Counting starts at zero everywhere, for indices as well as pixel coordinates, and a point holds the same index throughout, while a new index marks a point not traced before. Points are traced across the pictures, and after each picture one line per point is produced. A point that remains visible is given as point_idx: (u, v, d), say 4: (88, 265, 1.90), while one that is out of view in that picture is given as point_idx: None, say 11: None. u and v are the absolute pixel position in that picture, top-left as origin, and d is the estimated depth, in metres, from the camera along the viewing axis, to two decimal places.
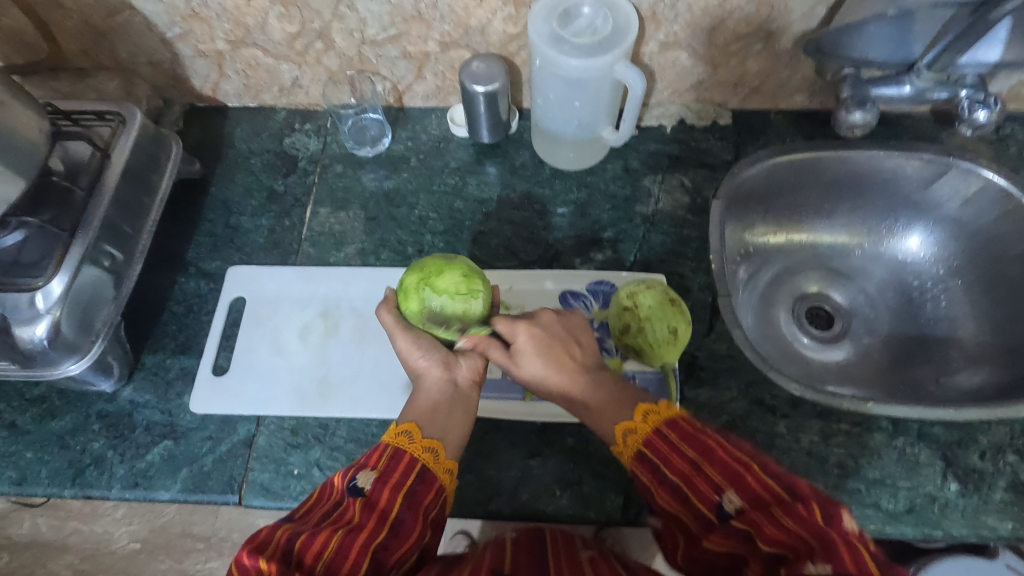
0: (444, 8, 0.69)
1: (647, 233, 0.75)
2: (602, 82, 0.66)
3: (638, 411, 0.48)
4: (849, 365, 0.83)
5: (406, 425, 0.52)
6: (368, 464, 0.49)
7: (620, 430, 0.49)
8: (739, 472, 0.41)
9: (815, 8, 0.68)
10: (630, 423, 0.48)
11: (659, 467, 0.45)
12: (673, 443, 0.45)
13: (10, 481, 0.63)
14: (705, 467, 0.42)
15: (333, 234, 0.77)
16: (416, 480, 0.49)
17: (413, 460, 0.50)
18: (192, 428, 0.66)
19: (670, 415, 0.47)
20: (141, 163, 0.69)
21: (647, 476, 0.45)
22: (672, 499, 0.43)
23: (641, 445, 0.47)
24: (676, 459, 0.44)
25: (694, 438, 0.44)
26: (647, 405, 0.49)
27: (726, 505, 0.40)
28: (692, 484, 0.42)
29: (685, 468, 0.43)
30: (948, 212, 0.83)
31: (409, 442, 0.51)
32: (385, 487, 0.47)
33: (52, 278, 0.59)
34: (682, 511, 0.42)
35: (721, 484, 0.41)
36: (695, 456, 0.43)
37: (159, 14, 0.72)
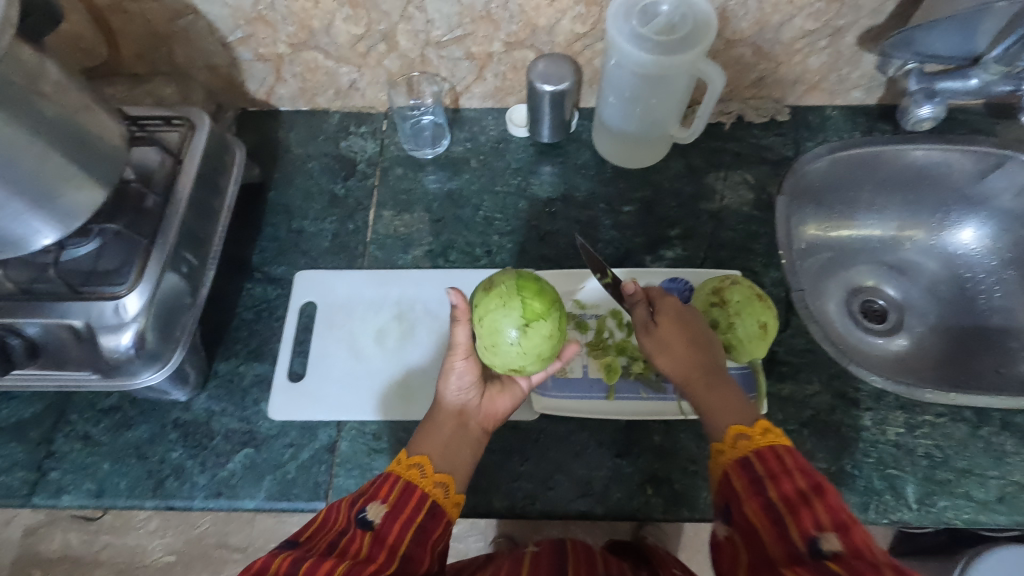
0: (514, 8, 0.69)
1: (715, 229, 0.75)
2: (680, 79, 0.67)
3: (758, 424, 0.48)
4: (907, 357, 0.84)
5: (418, 458, 0.53)
6: (379, 497, 0.49)
7: (733, 432, 0.49)
8: (846, 521, 0.39)
9: (885, 3, 0.69)
10: (745, 429, 0.49)
11: (765, 483, 0.44)
12: (788, 468, 0.44)
13: (89, 494, 0.62)
14: (815, 501, 0.41)
15: (398, 237, 0.76)
16: (427, 517, 0.49)
17: (424, 496, 0.50)
18: (273, 435, 0.65)
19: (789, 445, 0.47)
20: (211, 168, 0.68)
21: (744, 484, 0.45)
22: (761, 514, 0.43)
23: (750, 453, 0.47)
24: (785, 484, 0.43)
25: (808, 472, 0.44)
26: (767, 422, 0.49)
27: (821, 542, 0.39)
28: (794, 510, 0.41)
29: (791, 494, 0.42)
30: (1002, 205, 0.83)
31: (420, 477, 0.51)
32: (396, 522, 0.47)
33: (132, 289, 0.57)
34: (768, 529, 0.42)
35: (823, 523, 0.40)
36: (807, 487, 0.42)
37: (224, 18, 0.71)
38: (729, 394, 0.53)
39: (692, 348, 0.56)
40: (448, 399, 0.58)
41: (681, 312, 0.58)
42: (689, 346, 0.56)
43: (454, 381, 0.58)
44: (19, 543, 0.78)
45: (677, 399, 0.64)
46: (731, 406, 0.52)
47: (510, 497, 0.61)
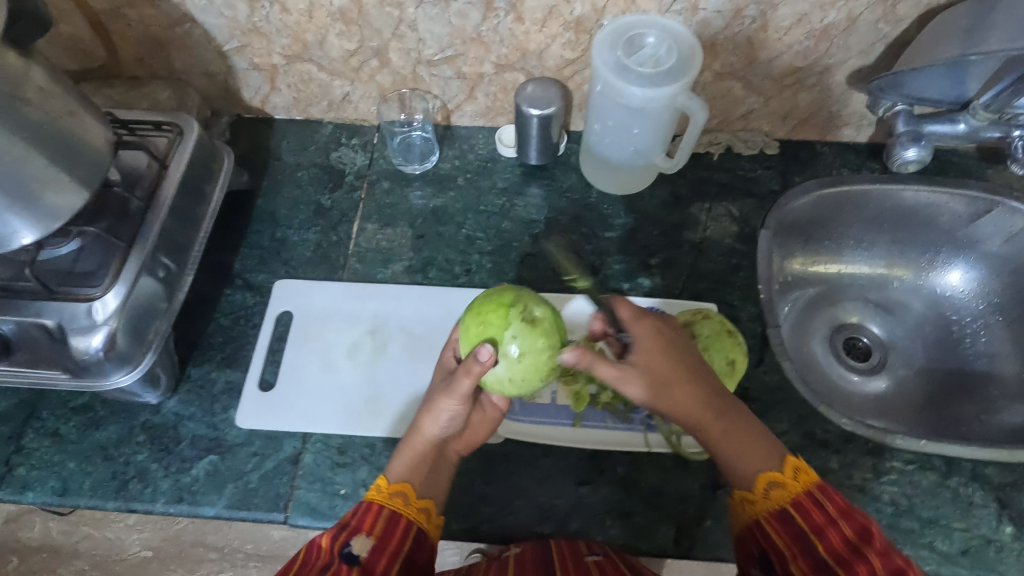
0: (505, 32, 0.70)
1: (695, 260, 0.75)
2: (664, 111, 0.67)
3: (790, 465, 0.49)
4: (887, 398, 0.82)
5: (399, 485, 0.52)
6: (363, 529, 0.48)
7: (764, 480, 0.48)
8: (900, 565, 0.40)
9: (875, 45, 0.69)
10: (778, 475, 0.48)
11: (807, 535, 0.44)
12: (831, 516, 0.45)
13: (53, 492, 0.63)
14: (864, 550, 0.42)
15: (380, 251, 0.77)
16: (412, 546, 0.49)
17: (409, 525, 0.50)
18: (239, 444, 0.65)
19: (819, 485, 0.47)
20: (196, 174, 0.69)
21: (786, 537, 0.45)
22: (811, 571, 0.43)
23: (787, 503, 0.47)
24: (831, 534, 0.44)
25: (849, 515, 0.44)
26: (795, 460, 0.49)
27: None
28: (846, 563, 0.42)
29: (841, 546, 0.43)
30: (990, 250, 0.82)
31: (404, 506, 0.51)
32: (382, 556, 0.47)
33: (109, 290, 0.58)
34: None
35: (879, 571, 0.40)
36: (854, 533, 0.43)
37: (220, 28, 0.72)
38: (752, 430, 0.52)
39: (694, 384, 0.52)
40: (430, 433, 0.55)
41: (661, 333, 0.54)
42: (691, 385, 0.52)
43: (438, 420, 0.54)
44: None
45: (643, 431, 0.65)
46: (755, 448, 0.50)
47: (468, 520, 0.61)
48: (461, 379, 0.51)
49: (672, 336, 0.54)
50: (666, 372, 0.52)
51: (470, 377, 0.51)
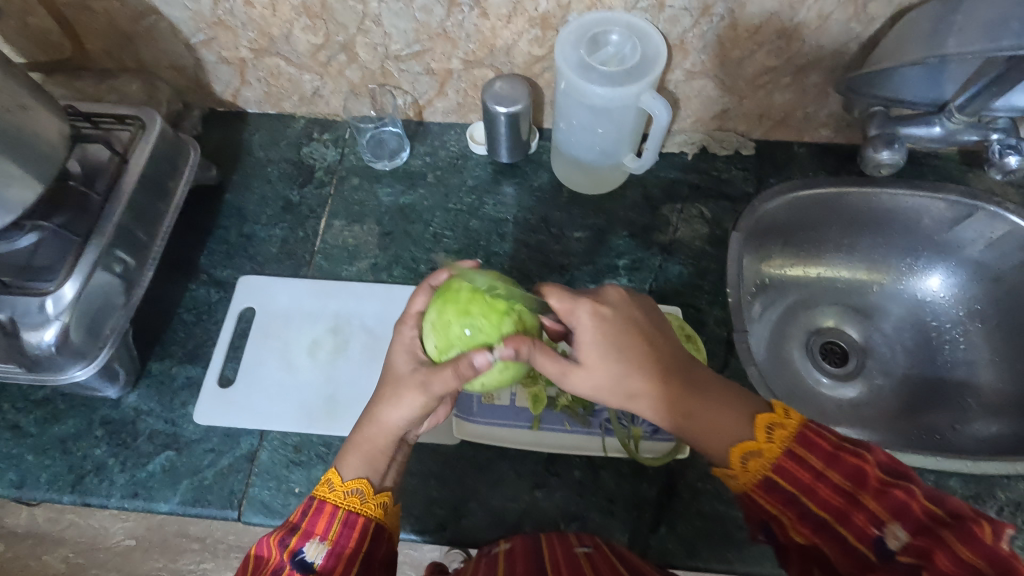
0: (470, 28, 0.69)
1: (664, 262, 0.74)
2: (627, 111, 0.66)
3: (761, 426, 0.44)
4: (862, 405, 0.79)
5: (356, 482, 0.50)
6: (317, 535, 0.47)
7: (736, 455, 0.44)
8: (901, 503, 0.37)
9: (848, 45, 0.67)
10: (750, 445, 0.44)
11: (799, 498, 0.41)
12: (816, 469, 0.41)
13: (10, 485, 0.63)
14: (861, 496, 0.39)
15: (346, 248, 0.76)
16: (372, 540, 0.49)
17: (367, 523, 0.49)
18: (196, 440, 0.65)
19: (796, 431, 0.43)
20: (159, 169, 0.69)
21: (778, 505, 0.42)
22: (814, 534, 0.40)
23: (766, 472, 0.43)
24: (822, 489, 0.40)
25: (838, 459, 0.40)
26: (765, 418, 0.44)
27: (888, 541, 0.37)
28: (846, 518, 0.39)
29: (836, 499, 0.39)
30: (971, 255, 0.79)
31: (360, 504, 0.49)
32: (338, 558, 0.46)
33: (64, 282, 0.58)
34: (827, 544, 0.40)
35: (883, 517, 0.37)
36: (847, 484, 0.39)
37: (185, 21, 0.71)
38: (717, 395, 0.48)
39: (641, 367, 0.48)
40: (393, 426, 0.50)
41: (601, 317, 0.49)
42: (639, 371, 0.48)
43: (403, 411, 0.50)
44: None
45: (601, 434, 0.64)
46: (721, 420, 0.46)
47: (421, 522, 0.60)
48: (445, 375, 0.48)
49: (613, 320, 0.49)
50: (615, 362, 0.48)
51: (458, 376, 0.48)
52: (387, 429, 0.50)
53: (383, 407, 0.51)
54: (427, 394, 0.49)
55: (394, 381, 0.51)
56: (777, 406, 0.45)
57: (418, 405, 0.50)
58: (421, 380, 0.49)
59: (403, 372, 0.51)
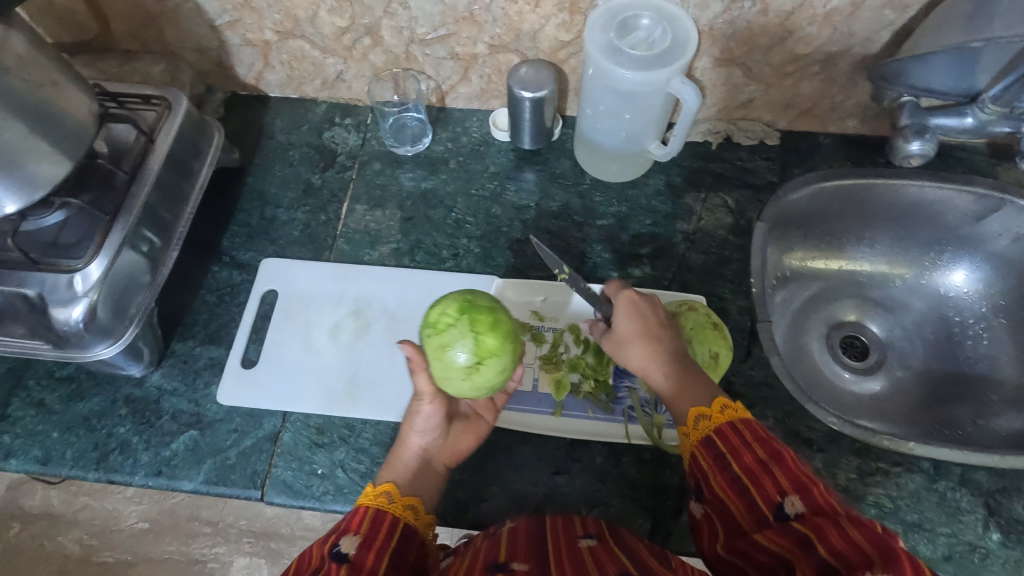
0: (497, 11, 0.68)
1: (686, 251, 0.74)
2: (655, 96, 0.66)
3: (716, 401, 0.48)
4: (882, 399, 0.79)
5: (384, 485, 0.51)
6: (350, 530, 0.46)
7: (694, 414, 0.48)
8: (807, 484, 0.39)
9: (879, 33, 0.67)
10: (706, 409, 0.48)
11: (725, 456, 0.43)
12: (747, 439, 0.43)
13: (36, 461, 0.63)
14: (774, 468, 0.40)
15: (368, 232, 0.76)
16: (401, 540, 0.47)
17: (396, 521, 0.48)
18: (219, 420, 0.65)
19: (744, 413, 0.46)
20: (184, 149, 0.69)
21: (709, 461, 0.45)
22: (727, 488, 0.42)
23: (712, 432, 0.46)
24: (746, 455, 0.42)
25: (767, 441, 0.43)
26: (726, 399, 0.48)
27: (786, 507, 0.38)
28: (757, 480, 0.40)
29: (753, 463, 0.42)
30: (997, 249, 0.78)
31: (388, 502, 0.49)
32: (370, 551, 0.44)
33: (91, 261, 0.58)
34: (736, 501, 0.41)
35: (785, 488, 0.39)
36: (766, 454, 0.42)
37: (211, 1, 0.71)
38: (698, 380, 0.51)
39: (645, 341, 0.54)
40: (414, 440, 0.55)
41: (632, 303, 0.56)
42: (639, 341, 0.54)
43: (418, 424, 0.55)
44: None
45: (624, 421, 0.64)
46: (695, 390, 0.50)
47: (443, 506, 0.60)
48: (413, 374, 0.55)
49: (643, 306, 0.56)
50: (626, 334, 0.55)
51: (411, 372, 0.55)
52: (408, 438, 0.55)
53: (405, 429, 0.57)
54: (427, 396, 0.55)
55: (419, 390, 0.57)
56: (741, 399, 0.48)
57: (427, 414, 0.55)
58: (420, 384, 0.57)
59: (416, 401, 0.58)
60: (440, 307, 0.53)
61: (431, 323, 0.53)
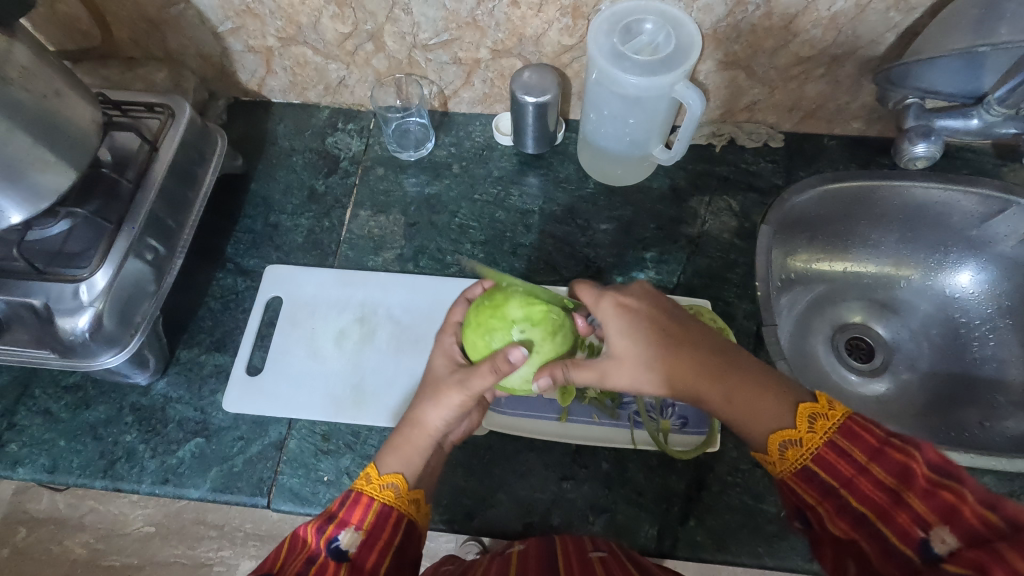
0: (500, 16, 0.68)
1: (691, 255, 0.74)
2: (659, 100, 0.66)
3: (801, 416, 0.42)
4: (889, 401, 0.78)
5: (392, 475, 0.49)
6: (352, 523, 0.45)
7: (777, 441, 0.42)
8: (949, 504, 0.33)
9: (884, 35, 0.66)
10: (792, 433, 0.42)
11: (837, 490, 0.38)
12: (858, 462, 0.38)
13: (43, 469, 0.63)
14: (905, 496, 0.35)
15: (372, 238, 0.76)
16: (403, 538, 0.47)
17: (400, 520, 0.47)
18: (224, 427, 0.66)
19: (842, 423, 0.40)
20: (188, 157, 0.69)
21: (817, 497, 0.39)
22: (852, 530, 0.37)
23: (810, 461, 0.40)
24: (864, 483, 0.37)
25: (882, 454, 0.37)
26: (808, 407, 0.42)
27: (934, 545, 0.33)
28: (887, 515, 0.35)
29: (877, 495, 0.36)
30: (1004, 251, 0.77)
31: (395, 497, 0.48)
32: (372, 550, 0.44)
33: (96, 270, 0.58)
34: (866, 542, 0.36)
35: (926, 518, 0.34)
36: (888, 479, 0.36)
37: (213, 8, 0.71)
38: (754, 378, 0.45)
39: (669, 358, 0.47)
40: (433, 426, 0.51)
41: (627, 309, 0.49)
42: (664, 363, 0.47)
43: (443, 411, 0.51)
44: (6, 501, 0.83)
45: (630, 427, 0.63)
46: (763, 408, 0.44)
47: (450, 512, 0.60)
48: (485, 374, 0.50)
49: (642, 310, 0.49)
50: (643, 355, 0.48)
51: (495, 375, 0.50)
52: (426, 426, 0.51)
53: (423, 407, 0.51)
54: (467, 393, 0.50)
55: (429, 385, 0.53)
56: (824, 397, 0.42)
57: (456, 404, 0.51)
58: (459, 378, 0.51)
59: (441, 372, 0.53)
60: (554, 311, 0.53)
61: (556, 330, 0.53)
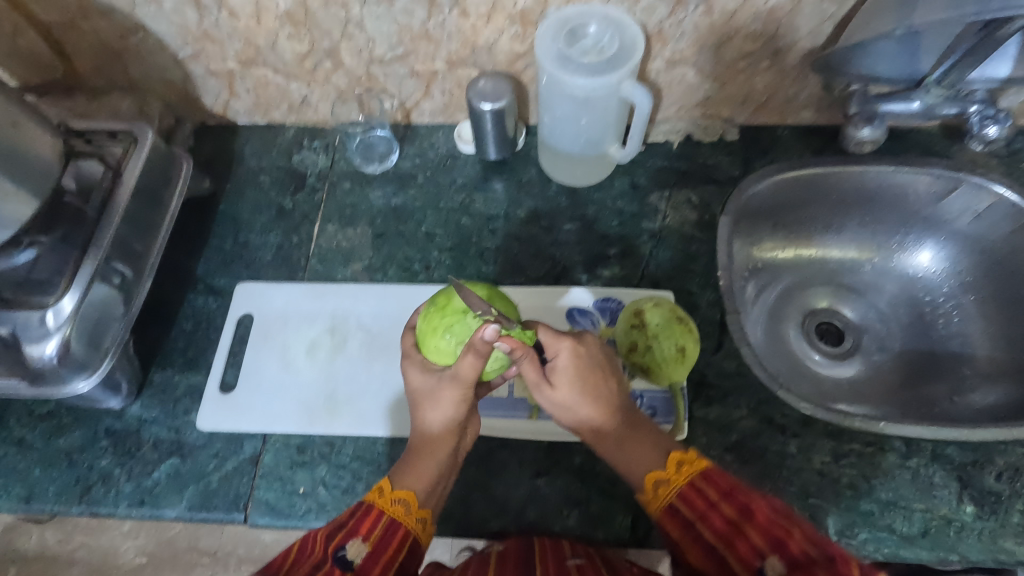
0: (451, 28, 0.70)
1: (654, 249, 0.75)
2: (608, 100, 0.68)
3: (672, 460, 0.47)
4: (860, 382, 0.79)
5: (403, 491, 0.50)
6: (360, 533, 0.46)
7: (652, 480, 0.47)
8: (780, 536, 0.38)
9: (822, 25, 0.68)
10: (664, 473, 0.46)
11: (694, 524, 0.43)
12: (711, 499, 0.43)
13: (19, 499, 0.64)
14: (745, 527, 0.40)
15: (340, 251, 0.77)
16: (406, 554, 0.47)
17: (407, 535, 0.48)
18: (199, 445, 0.66)
19: (702, 468, 0.45)
20: (152, 181, 0.70)
21: (679, 531, 0.43)
22: (706, 560, 0.41)
23: (673, 498, 0.45)
24: (714, 516, 0.42)
25: (732, 495, 0.42)
26: (679, 455, 0.47)
27: (767, 571, 0.37)
28: (731, 544, 0.40)
29: (724, 527, 0.41)
30: (960, 227, 0.79)
31: (404, 514, 0.49)
32: (378, 560, 0.45)
33: (63, 295, 0.59)
34: (717, 571, 0.40)
35: (763, 549, 0.38)
36: (735, 514, 0.41)
37: (172, 35, 0.73)
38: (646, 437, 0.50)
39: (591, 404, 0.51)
40: (441, 424, 0.53)
41: (579, 358, 0.51)
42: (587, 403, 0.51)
43: (445, 410, 0.53)
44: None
45: None
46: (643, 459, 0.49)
47: None
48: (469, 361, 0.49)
49: (589, 361, 0.51)
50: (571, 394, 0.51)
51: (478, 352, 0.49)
52: (438, 433, 0.53)
53: (426, 411, 0.53)
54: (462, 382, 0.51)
55: (423, 395, 0.54)
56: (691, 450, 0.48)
57: (457, 401, 0.52)
58: (451, 376, 0.51)
59: (428, 387, 0.53)
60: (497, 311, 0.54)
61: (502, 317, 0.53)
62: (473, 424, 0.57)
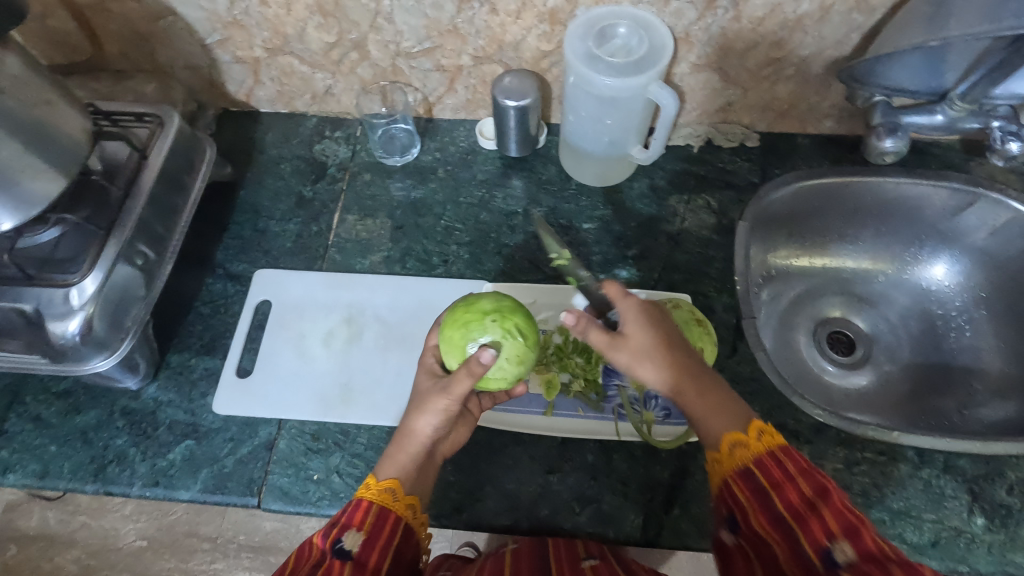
0: (480, 23, 0.70)
1: (671, 252, 0.76)
2: (634, 101, 0.68)
3: (752, 427, 0.45)
4: (871, 392, 0.80)
5: (389, 480, 0.50)
6: (352, 525, 0.46)
7: (727, 441, 0.45)
8: (856, 523, 0.37)
9: (849, 35, 0.69)
10: (741, 436, 0.45)
11: (764, 491, 0.41)
12: (790, 473, 0.41)
13: (33, 475, 0.64)
14: (820, 507, 0.38)
15: (359, 241, 0.78)
16: (401, 540, 0.48)
17: (399, 521, 0.48)
18: (215, 429, 0.66)
19: (782, 443, 0.43)
20: (177, 164, 0.70)
21: (746, 494, 0.42)
22: (771, 528, 0.40)
23: (750, 462, 0.43)
24: (787, 491, 0.40)
25: (809, 474, 0.41)
26: (760, 423, 0.45)
27: (835, 553, 0.36)
28: (802, 520, 0.38)
29: (797, 502, 0.39)
30: (976, 242, 0.80)
31: (393, 501, 0.49)
32: (374, 549, 0.45)
33: (86, 275, 0.59)
34: (779, 543, 0.39)
35: (836, 530, 0.37)
36: (812, 492, 0.39)
37: (201, 20, 0.73)
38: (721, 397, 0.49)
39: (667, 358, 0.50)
40: (424, 431, 0.52)
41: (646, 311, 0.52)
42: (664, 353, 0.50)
43: (431, 418, 0.52)
44: None
45: (614, 419, 0.65)
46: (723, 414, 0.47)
47: (439, 506, 0.61)
48: (461, 379, 0.51)
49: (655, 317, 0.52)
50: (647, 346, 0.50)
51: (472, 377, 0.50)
52: (418, 436, 0.52)
53: (414, 416, 0.53)
54: (452, 397, 0.52)
55: (417, 397, 0.54)
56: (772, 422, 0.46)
57: (441, 411, 0.52)
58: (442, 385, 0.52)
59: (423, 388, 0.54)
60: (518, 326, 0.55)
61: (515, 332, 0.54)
62: (454, 436, 0.58)
